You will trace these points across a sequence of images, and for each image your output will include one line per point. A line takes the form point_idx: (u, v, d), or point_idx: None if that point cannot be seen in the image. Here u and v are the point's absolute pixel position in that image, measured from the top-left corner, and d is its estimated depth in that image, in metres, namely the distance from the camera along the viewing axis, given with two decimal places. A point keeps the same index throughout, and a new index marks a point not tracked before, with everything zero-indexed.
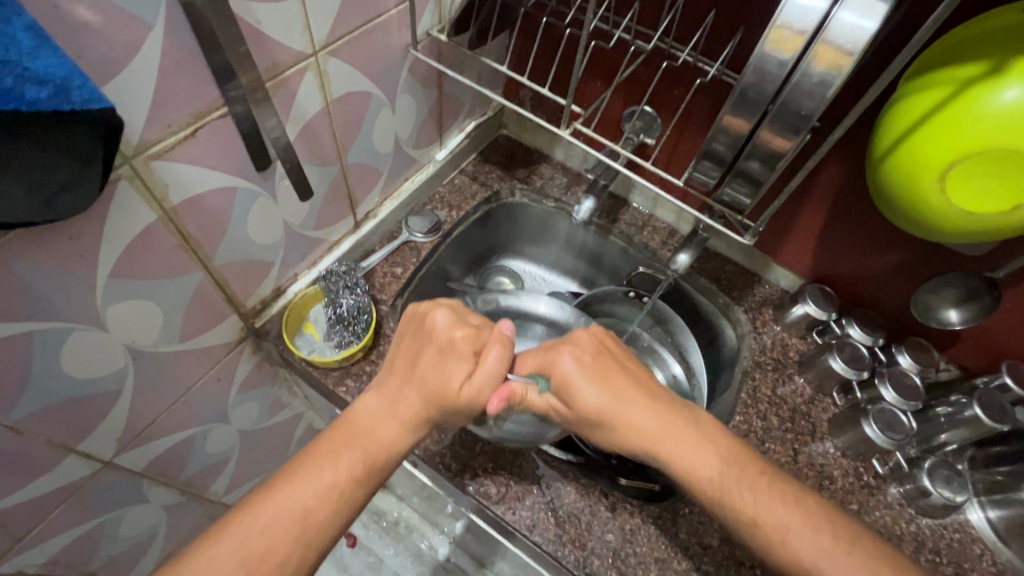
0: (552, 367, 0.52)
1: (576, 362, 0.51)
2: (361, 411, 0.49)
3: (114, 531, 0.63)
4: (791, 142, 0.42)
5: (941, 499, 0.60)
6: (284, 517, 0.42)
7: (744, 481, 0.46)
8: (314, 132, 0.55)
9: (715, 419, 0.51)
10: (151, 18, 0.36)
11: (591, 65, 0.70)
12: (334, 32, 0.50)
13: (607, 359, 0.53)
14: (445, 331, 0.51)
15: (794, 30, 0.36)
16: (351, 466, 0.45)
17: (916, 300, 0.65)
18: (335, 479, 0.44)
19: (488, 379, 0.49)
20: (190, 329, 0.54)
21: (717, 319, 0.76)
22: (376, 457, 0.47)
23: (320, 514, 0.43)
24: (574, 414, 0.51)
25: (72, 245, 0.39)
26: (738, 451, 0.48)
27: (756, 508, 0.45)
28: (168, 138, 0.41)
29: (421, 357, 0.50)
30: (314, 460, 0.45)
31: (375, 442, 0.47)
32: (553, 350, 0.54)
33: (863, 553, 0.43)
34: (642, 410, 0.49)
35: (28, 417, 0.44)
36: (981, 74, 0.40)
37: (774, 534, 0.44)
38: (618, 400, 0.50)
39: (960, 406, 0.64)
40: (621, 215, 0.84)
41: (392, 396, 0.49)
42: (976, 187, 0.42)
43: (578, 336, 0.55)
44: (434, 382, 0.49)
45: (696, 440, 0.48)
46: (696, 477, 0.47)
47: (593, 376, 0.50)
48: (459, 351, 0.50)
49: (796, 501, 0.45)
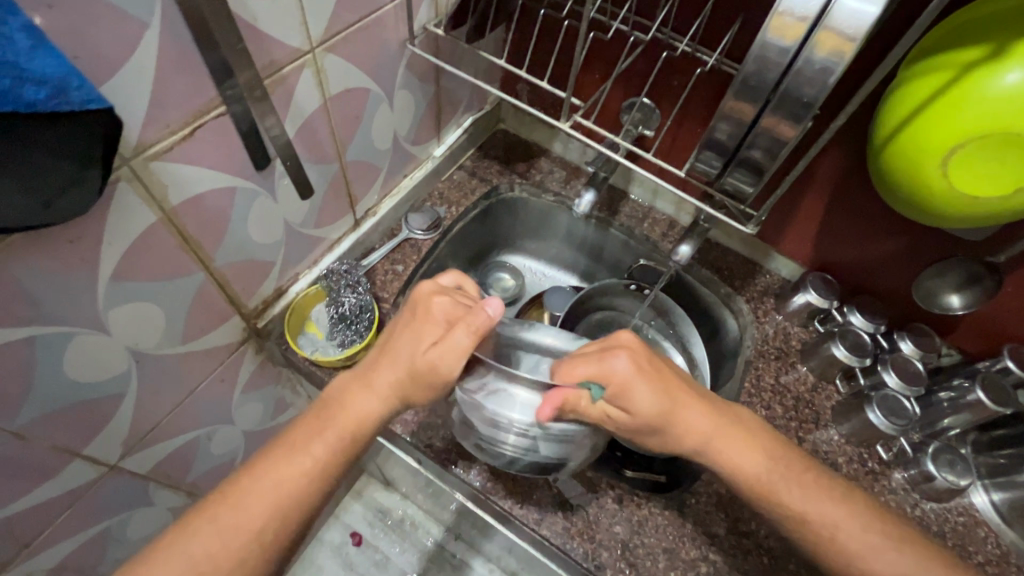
0: (609, 374, 0.45)
1: (634, 366, 0.46)
2: (338, 386, 0.49)
3: (121, 534, 0.63)
4: (794, 130, 0.42)
5: (946, 483, 0.61)
6: (261, 493, 0.43)
7: (792, 479, 0.47)
8: (313, 130, 0.54)
9: (754, 414, 0.51)
10: (147, 17, 0.35)
11: (590, 57, 0.70)
12: (331, 28, 0.49)
13: (656, 358, 0.48)
14: (424, 300, 0.48)
15: (795, 16, 0.36)
16: (322, 439, 0.45)
17: (918, 287, 0.66)
18: (309, 454, 0.45)
19: (452, 352, 0.45)
20: (193, 330, 0.54)
21: (717, 308, 0.75)
22: (349, 430, 0.46)
23: (291, 490, 0.43)
24: (634, 422, 0.46)
25: (73, 248, 0.39)
26: (785, 450, 0.49)
27: (807, 506, 0.46)
28: (167, 138, 0.41)
29: (401, 327, 0.48)
30: (293, 436, 0.46)
31: (346, 416, 0.46)
32: (607, 354, 0.46)
33: (910, 548, 0.45)
34: (699, 413, 0.48)
35: (33, 421, 0.44)
36: (982, 58, 0.39)
37: (827, 531, 0.45)
38: (679, 402, 0.47)
39: (962, 391, 0.64)
40: (621, 208, 0.84)
41: (366, 369, 0.48)
42: (979, 173, 0.42)
43: (622, 335, 0.48)
44: (406, 353, 0.47)
45: (745, 439, 0.48)
46: (750, 479, 0.47)
47: (654, 380, 0.46)
48: (432, 319, 0.47)
49: (841, 497, 0.47)
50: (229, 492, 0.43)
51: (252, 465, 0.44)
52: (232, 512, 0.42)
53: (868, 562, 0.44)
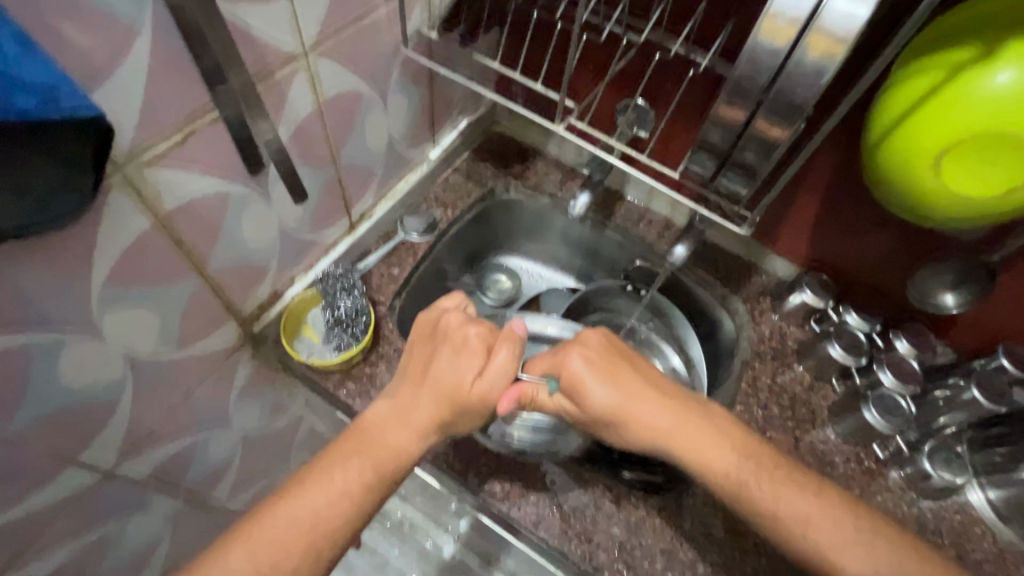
0: (561, 369, 0.52)
1: (585, 362, 0.51)
2: (372, 415, 0.49)
3: (119, 540, 0.63)
4: (787, 131, 0.42)
5: (942, 481, 0.62)
6: (297, 524, 0.43)
7: (760, 474, 0.47)
8: (307, 134, 0.54)
9: (724, 410, 0.52)
10: (137, 21, 0.35)
11: (584, 58, 0.70)
12: (324, 31, 0.49)
13: (616, 356, 0.52)
14: (459, 329, 0.51)
15: (786, 19, 0.36)
16: (362, 471, 0.46)
17: (915, 286, 0.65)
18: (348, 484, 0.45)
19: (496, 379, 0.49)
20: (189, 335, 0.54)
21: (715, 310, 0.75)
22: (389, 459, 0.47)
23: (334, 521, 0.43)
24: (587, 414, 0.51)
25: (66, 254, 0.39)
26: (756, 445, 0.49)
27: (775, 502, 0.46)
28: (159, 143, 0.41)
29: (437, 358, 0.51)
30: (329, 465, 0.46)
31: (386, 447, 0.47)
32: (562, 351, 0.52)
33: (884, 539, 0.45)
34: (656, 409, 0.50)
35: (28, 428, 0.44)
36: (976, 57, 0.39)
37: (794, 526, 0.45)
38: (633, 398, 0.50)
39: (958, 389, 0.65)
40: (616, 209, 0.84)
41: (405, 400, 0.49)
42: (971, 172, 0.42)
43: (586, 335, 0.53)
44: (448, 384, 0.49)
45: (711, 434, 0.49)
46: (717, 474, 0.47)
47: (606, 375, 0.50)
48: (471, 349, 0.50)
49: (813, 492, 0.46)
50: (257, 519, 0.43)
51: (281, 495, 0.44)
52: (266, 545, 0.42)
53: (837, 556, 0.44)
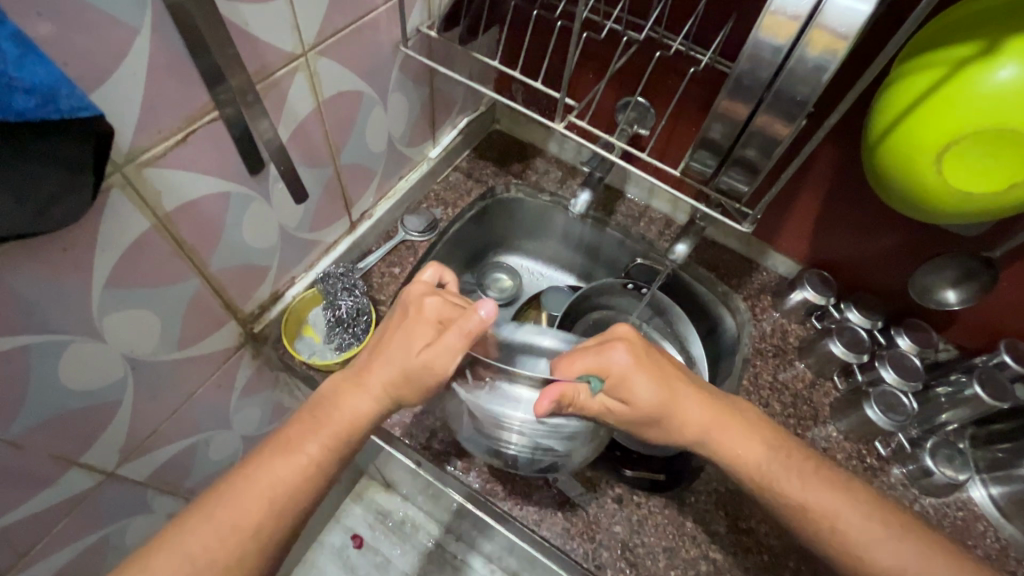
0: (606, 366, 0.46)
1: (631, 358, 0.47)
2: (331, 387, 0.48)
3: (120, 541, 0.63)
4: (788, 128, 0.42)
5: (943, 478, 0.61)
6: (257, 490, 0.43)
7: (791, 468, 0.47)
8: (307, 134, 0.54)
9: (754, 406, 0.52)
10: (136, 22, 0.35)
11: (584, 57, 0.69)
12: (323, 31, 0.49)
13: (654, 351, 0.50)
14: (420, 301, 0.49)
15: (788, 15, 0.36)
16: (317, 438, 0.45)
17: (915, 282, 0.65)
18: (302, 454, 0.44)
19: (446, 351, 0.45)
20: (189, 336, 0.54)
21: (716, 308, 0.76)
22: (343, 429, 0.46)
23: (287, 489, 0.43)
24: (633, 412, 0.47)
25: (65, 256, 0.39)
26: (783, 440, 0.49)
27: (805, 495, 0.46)
28: (159, 144, 0.41)
29: (392, 329, 0.48)
30: (286, 435, 0.45)
31: (340, 415, 0.46)
32: (603, 347, 0.48)
33: (912, 536, 0.45)
34: (697, 404, 0.48)
35: (29, 431, 0.44)
36: (976, 54, 0.39)
37: (826, 519, 0.46)
38: (679, 394, 0.48)
39: (960, 386, 0.64)
40: (617, 207, 0.84)
41: (360, 370, 0.48)
42: (973, 168, 0.42)
43: (619, 330, 0.50)
44: (400, 354, 0.47)
45: (744, 429, 0.49)
46: (749, 467, 0.48)
47: (651, 370, 0.47)
48: (426, 320, 0.47)
49: (841, 486, 0.47)
50: (222, 492, 0.43)
51: (246, 467, 0.44)
52: (227, 511, 0.42)
53: (866, 549, 0.45)
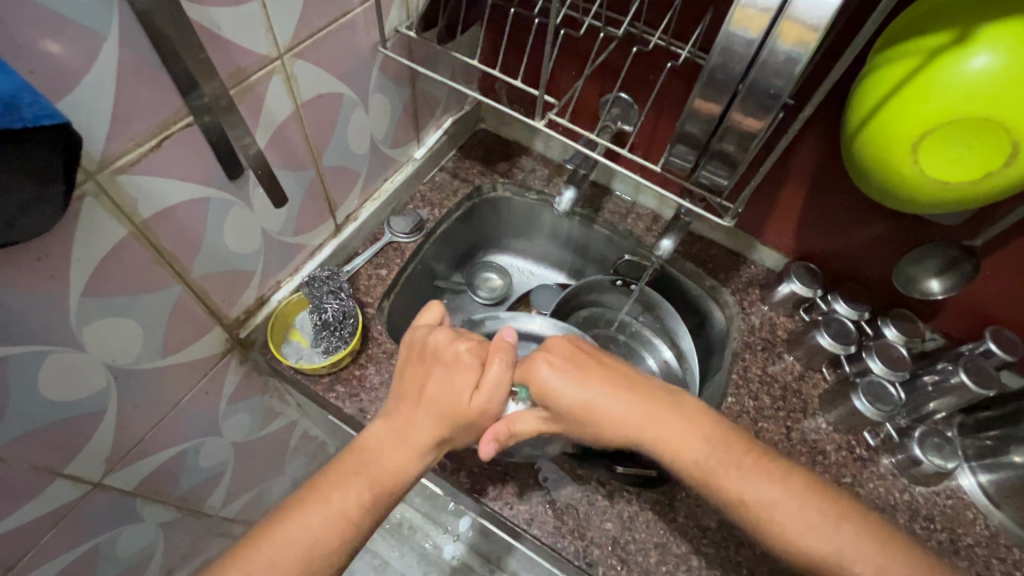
0: (531, 378, 0.51)
1: (552, 367, 0.51)
2: (371, 438, 0.48)
3: (111, 551, 0.63)
4: (763, 122, 0.42)
5: (932, 467, 0.61)
6: (294, 543, 0.42)
7: (728, 462, 0.47)
8: (285, 137, 0.54)
9: (702, 401, 0.51)
10: (103, 28, 0.35)
11: (565, 53, 0.69)
12: (299, 33, 0.49)
13: (583, 356, 0.53)
14: (449, 347, 0.50)
15: (758, 8, 0.36)
16: (360, 491, 0.45)
17: (899, 272, 0.66)
18: (343, 507, 0.44)
19: (491, 392, 0.49)
20: (173, 343, 0.54)
21: (705, 302, 0.78)
22: (385, 483, 0.46)
23: (330, 543, 0.43)
24: (555, 413, 0.50)
25: (39, 266, 0.38)
26: (722, 432, 0.48)
27: (742, 487, 0.46)
28: (132, 151, 0.40)
29: (429, 377, 0.50)
30: (326, 486, 0.45)
31: (385, 468, 0.46)
32: (529, 361, 0.52)
33: (851, 525, 0.44)
34: (620, 403, 0.49)
35: (10, 443, 0.43)
36: (950, 43, 0.39)
37: (762, 513, 0.45)
38: (599, 392, 0.50)
39: (946, 373, 0.64)
40: (604, 204, 0.82)
41: (401, 423, 0.48)
42: (947, 157, 0.42)
43: (550, 342, 0.54)
44: (444, 401, 0.48)
45: (680, 426, 0.48)
46: (687, 464, 0.48)
47: (572, 375, 0.50)
48: (465, 364, 0.50)
49: (784, 480, 0.46)
50: (250, 542, 0.42)
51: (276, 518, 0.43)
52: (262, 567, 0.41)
53: (805, 540, 0.44)
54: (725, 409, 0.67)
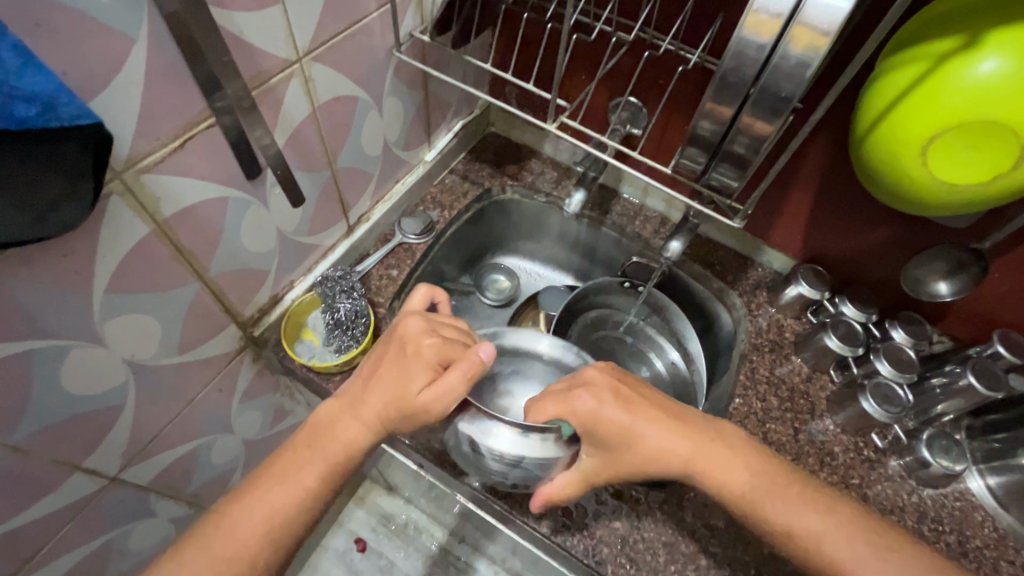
0: (571, 411, 0.49)
1: (595, 399, 0.49)
2: (324, 413, 0.49)
3: (124, 546, 0.64)
4: (773, 125, 0.43)
5: (940, 469, 0.61)
6: (252, 519, 0.44)
7: (775, 493, 0.47)
8: (303, 138, 0.55)
9: (741, 431, 0.52)
10: (134, 32, 0.36)
11: (576, 57, 0.70)
12: (317, 37, 0.50)
13: (625, 386, 0.52)
14: (415, 338, 0.50)
15: (770, 13, 0.37)
16: (312, 468, 0.46)
17: (906, 275, 0.65)
18: (299, 483, 0.45)
19: (444, 392, 0.46)
20: (190, 340, 0.55)
21: (713, 304, 0.78)
22: (337, 458, 0.47)
23: (283, 516, 0.44)
24: (597, 443, 0.49)
25: (66, 262, 0.39)
26: (766, 464, 0.49)
27: (790, 519, 0.46)
28: (157, 151, 0.41)
29: (385, 364, 0.50)
30: (282, 461, 0.46)
31: (336, 444, 0.47)
32: (569, 393, 0.51)
33: (901, 555, 0.44)
34: (664, 432, 0.49)
35: (32, 436, 0.44)
36: (958, 48, 0.40)
37: (810, 543, 0.45)
38: (642, 421, 0.49)
39: (954, 376, 0.64)
40: (613, 206, 0.84)
41: (356, 397, 0.49)
42: (957, 160, 0.42)
43: (589, 374, 0.52)
44: (394, 388, 0.48)
45: (727, 457, 0.49)
46: (736, 493, 0.48)
47: (616, 405, 0.49)
48: (423, 358, 0.49)
49: (827, 509, 0.46)
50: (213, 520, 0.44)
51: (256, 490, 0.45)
52: (222, 540, 0.43)
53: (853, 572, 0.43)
54: (732, 410, 0.67)
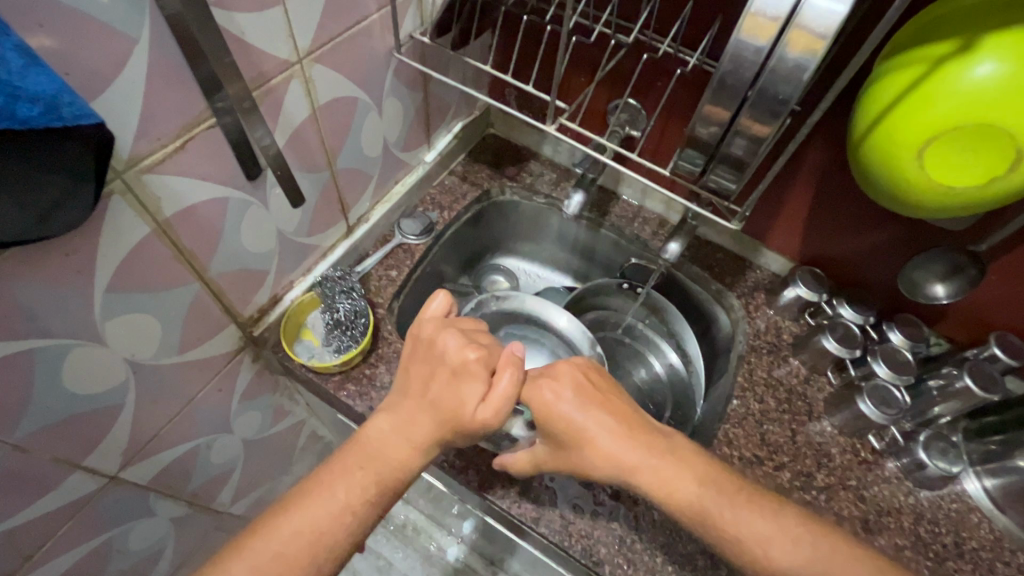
0: (533, 398, 0.53)
1: (556, 394, 0.52)
2: (372, 432, 0.48)
3: (124, 545, 0.64)
4: (770, 128, 0.43)
5: (938, 470, 0.62)
6: (296, 539, 0.41)
7: (721, 499, 0.46)
8: (303, 139, 0.55)
9: (693, 442, 0.51)
10: (135, 32, 0.36)
11: (575, 59, 0.71)
12: (318, 38, 0.50)
13: (589, 385, 0.54)
14: (457, 354, 0.51)
15: (767, 17, 0.37)
16: (363, 487, 0.44)
17: (904, 278, 0.65)
18: (348, 503, 0.43)
19: (499, 400, 0.49)
20: (190, 340, 0.55)
21: (711, 306, 0.78)
22: (388, 477, 0.46)
23: (335, 537, 0.42)
24: (555, 436, 0.52)
25: (67, 261, 0.40)
26: (711, 471, 0.48)
27: (739, 527, 0.45)
28: (158, 151, 0.42)
29: (432, 380, 0.50)
30: (328, 477, 0.44)
31: (388, 463, 0.46)
32: (537, 385, 0.54)
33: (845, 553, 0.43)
34: (614, 437, 0.50)
35: (33, 434, 0.44)
36: (954, 51, 0.40)
37: (756, 546, 0.44)
38: (596, 423, 0.50)
39: (951, 378, 0.64)
40: (611, 209, 0.84)
41: (404, 416, 0.48)
42: (954, 164, 0.43)
43: (561, 367, 0.55)
44: (448, 405, 0.48)
45: (674, 466, 0.48)
46: (678, 500, 0.47)
47: (574, 401, 0.52)
48: (472, 373, 0.49)
49: (773, 514, 0.45)
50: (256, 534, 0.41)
51: None
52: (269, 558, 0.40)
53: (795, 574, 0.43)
54: (730, 411, 0.68)
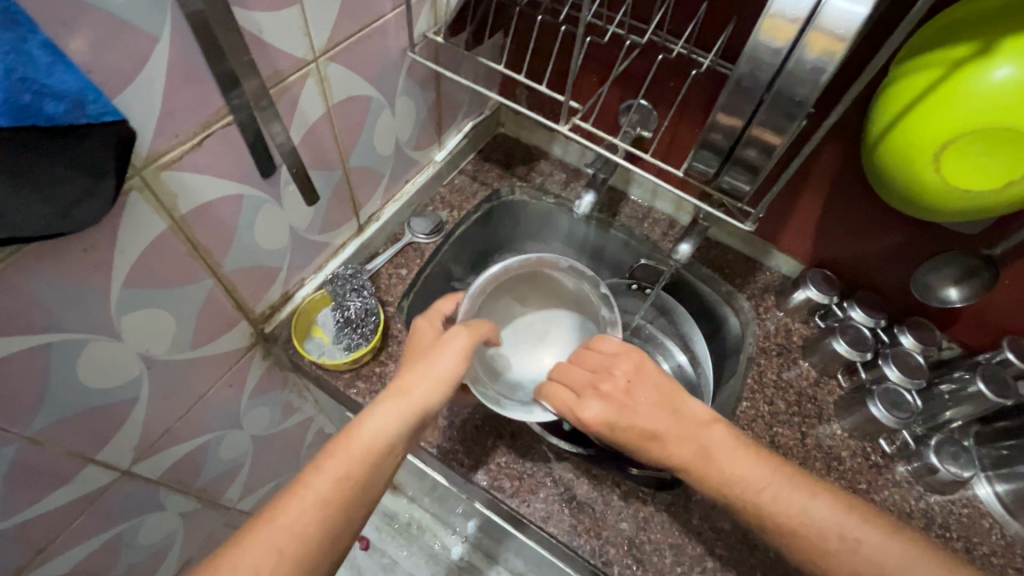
0: (578, 409, 0.53)
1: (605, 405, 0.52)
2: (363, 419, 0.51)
3: (134, 539, 0.64)
4: (786, 130, 0.43)
5: (949, 475, 0.61)
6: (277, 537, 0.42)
7: (789, 491, 0.48)
8: (317, 138, 0.56)
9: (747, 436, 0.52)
10: (156, 30, 0.36)
11: (588, 59, 0.71)
12: (333, 37, 0.50)
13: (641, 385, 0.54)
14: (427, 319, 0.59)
15: (786, 18, 0.37)
16: (335, 456, 0.46)
17: (916, 280, 0.66)
18: (317, 486, 0.45)
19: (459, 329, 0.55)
20: (202, 335, 0.55)
21: (720, 307, 0.76)
22: (359, 445, 0.47)
23: (303, 509, 0.43)
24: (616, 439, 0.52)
25: (85, 257, 0.40)
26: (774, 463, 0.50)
27: (806, 513, 0.46)
28: (176, 148, 0.42)
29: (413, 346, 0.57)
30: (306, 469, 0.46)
31: (361, 423, 0.48)
32: (582, 397, 0.53)
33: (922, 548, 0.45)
34: (674, 434, 0.51)
35: (49, 427, 0.45)
36: (972, 54, 0.40)
37: (831, 538, 0.46)
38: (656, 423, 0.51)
39: (964, 383, 0.64)
40: (621, 208, 0.85)
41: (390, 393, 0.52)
42: (972, 164, 0.42)
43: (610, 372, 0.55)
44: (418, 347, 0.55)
45: (735, 459, 0.49)
46: (748, 494, 0.48)
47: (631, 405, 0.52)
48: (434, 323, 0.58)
49: (838, 503, 0.47)
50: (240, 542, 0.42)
51: None
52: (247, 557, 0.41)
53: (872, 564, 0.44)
54: (739, 413, 0.67)
